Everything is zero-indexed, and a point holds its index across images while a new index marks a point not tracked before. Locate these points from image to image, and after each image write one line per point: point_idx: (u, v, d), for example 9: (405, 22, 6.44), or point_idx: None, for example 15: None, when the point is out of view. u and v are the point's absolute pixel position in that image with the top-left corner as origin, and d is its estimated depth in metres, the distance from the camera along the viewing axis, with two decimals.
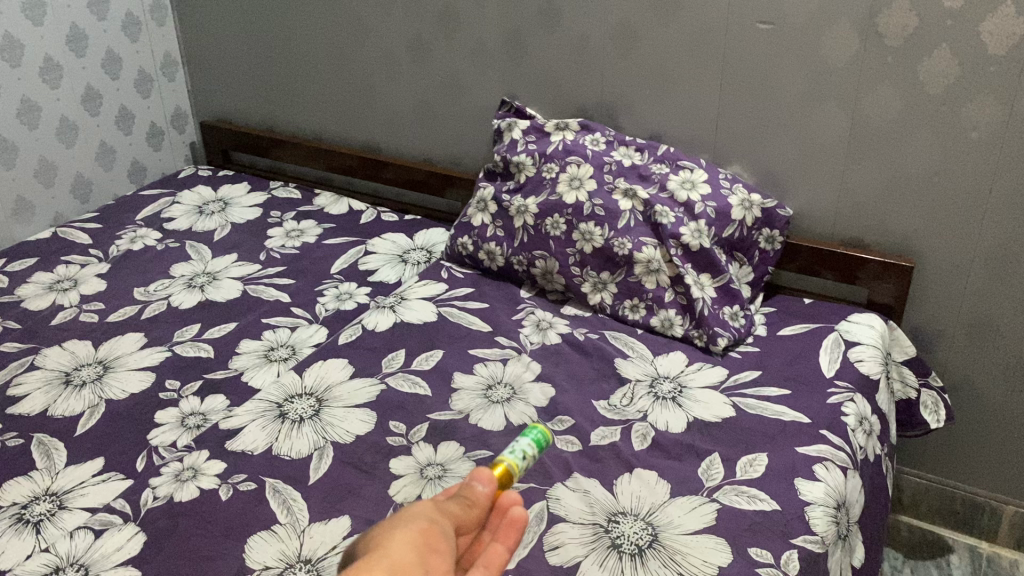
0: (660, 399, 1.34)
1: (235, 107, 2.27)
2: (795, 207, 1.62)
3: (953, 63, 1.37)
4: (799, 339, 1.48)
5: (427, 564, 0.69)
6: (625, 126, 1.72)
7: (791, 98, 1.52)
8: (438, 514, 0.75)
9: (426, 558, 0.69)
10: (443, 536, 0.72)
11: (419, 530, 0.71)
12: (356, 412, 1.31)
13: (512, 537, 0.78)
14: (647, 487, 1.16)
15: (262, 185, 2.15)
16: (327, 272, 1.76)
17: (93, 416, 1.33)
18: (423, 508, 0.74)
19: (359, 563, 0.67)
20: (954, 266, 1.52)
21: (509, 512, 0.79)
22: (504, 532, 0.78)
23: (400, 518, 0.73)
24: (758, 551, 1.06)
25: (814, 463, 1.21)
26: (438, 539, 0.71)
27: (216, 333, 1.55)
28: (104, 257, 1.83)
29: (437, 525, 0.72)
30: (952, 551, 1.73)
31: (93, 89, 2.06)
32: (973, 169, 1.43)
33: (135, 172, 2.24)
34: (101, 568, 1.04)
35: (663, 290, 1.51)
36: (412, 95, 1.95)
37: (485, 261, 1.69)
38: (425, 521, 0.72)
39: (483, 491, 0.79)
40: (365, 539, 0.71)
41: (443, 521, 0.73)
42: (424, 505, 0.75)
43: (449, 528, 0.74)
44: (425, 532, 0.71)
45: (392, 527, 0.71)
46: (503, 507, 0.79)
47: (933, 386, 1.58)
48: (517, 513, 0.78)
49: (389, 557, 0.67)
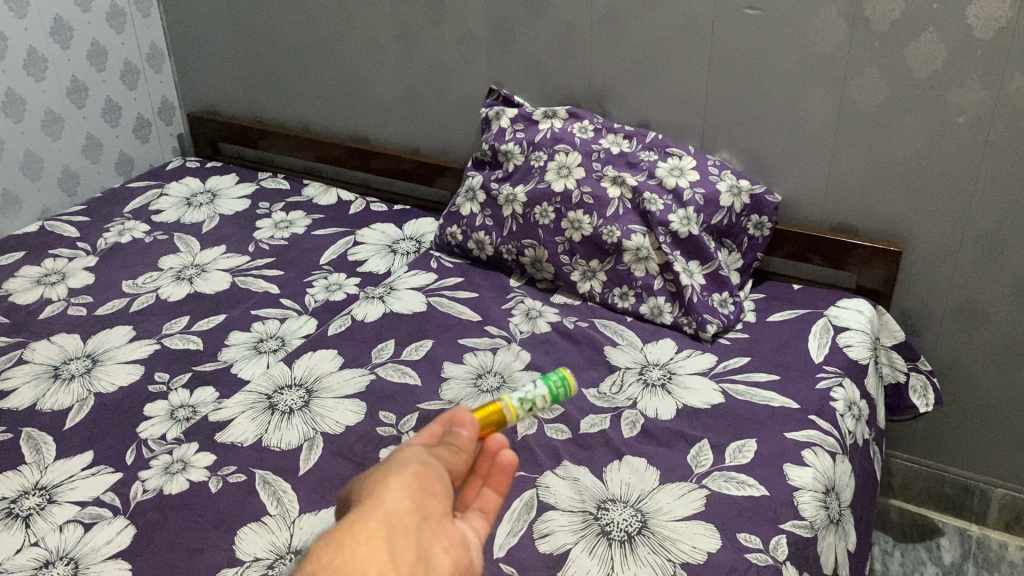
0: (649, 386, 1.34)
1: (222, 98, 2.26)
2: (783, 193, 1.62)
3: (940, 47, 1.36)
4: (788, 325, 1.48)
5: (424, 507, 0.69)
6: (613, 114, 1.71)
7: (779, 84, 1.52)
8: (429, 457, 0.74)
9: (422, 503, 0.69)
10: (436, 480, 0.72)
11: (412, 474, 0.70)
12: (345, 402, 1.31)
13: (502, 483, 0.80)
14: (636, 474, 1.16)
15: (251, 176, 2.14)
16: (316, 263, 1.75)
17: (81, 410, 1.33)
18: (413, 453, 0.74)
19: (356, 512, 0.66)
20: (942, 250, 1.53)
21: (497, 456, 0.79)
22: (495, 477, 0.80)
23: (391, 464, 0.72)
24: (747, 537, 1.06)
25: (803, 448, 1.21)
26: (433, 482, 0.71)
27: (205, 325, 1.55)
28: (92, 250, 1.82)
29: (429, 469, 0.72)
30: (942, 535, 1.74)
31: (79, 80, 2.04)
32: (961, 153, 1.43)
33: (123, 164, 2.23)
34: (91, 562, 1.04)
35: (652, 278, 1.51)
36: (399, 84, 1.94)
37: (474, 250, 1.68)
38: (418, 465, 0.72)
39: (468, 435, 0.78)
40: (358, 486, 0.71)
41: (434, 465, 0.73)
42: (413, 450, 0.75)
43: (442, 471, 0.73)
44: (419, 476, 0.71)
45: (384, 473, 0.71)
46: (490, 452, 0.80)
47: (922, 369, 1.58)
48: (505, 458, 0.80)
49: (386, 504, 0.67)
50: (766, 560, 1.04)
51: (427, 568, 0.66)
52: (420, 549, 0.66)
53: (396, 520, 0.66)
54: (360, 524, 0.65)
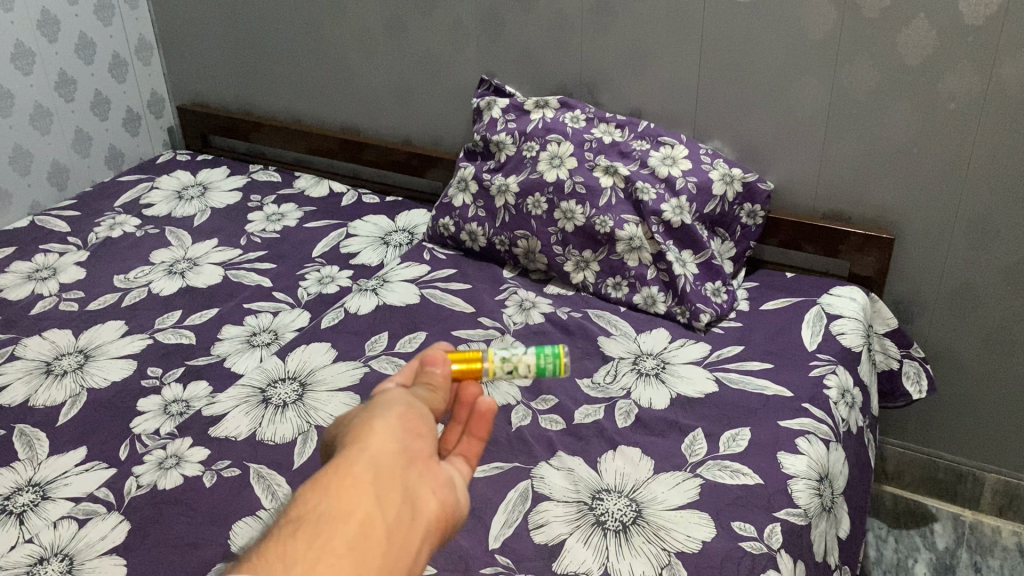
0: (643, 376, 1.34)
1: (212, 90, 2.25)
2: (776, 181, 1.62)
3: (931, 33, 1.36)
4: (781, 313, 1.48)
5: (410, 450, 0.68)
6: (605, 103, 1.71)
7: (770, 72, 1.51)
8: (409, 400, 0.73)
9: (407, 445, 0.68)
10: (418, 423, 0.71)
11: (396, 418, 0.69)
12: (340, 395, 1.31)
13: (483, 428, 0.78)
14: (630, 464, 1.16)
15: (242, 168, 2.13)
16: (309, 256, 1.75)
17: (74, 405, 1.32)
18: (394, 397, 0.73)
19: (339, 457, 0.65)
20: (935, 237, 1.53)
21: (476, 401, 0.79)
22: (475, 425, 0.79)
23: (373, 408, 0.71)
24: (741, 525, 1.06)
25: (798, 436, 1.21)
26: (416, 424, 0.71)
27: (198, 319, 1.54)
28: (83, 245, 1.81)
29: (411, 411, 0.71)
30: (935, 520, 1.75)
31: (67, 74, 2.03)
32: (952, 139, 1.43)
33: (113, 158, 2.22)
34: (85, 558, 1.04)
35: (645, 268, 1.51)
36: (390, 75, 1.93)
37: (467, 242, 1.68)
38: (400, 408, 0.71)
39: (442, 373, 0.78)
40: (340, 433, 0.69)
41: (417, 407, 0.72)
42: (392, 393, 0.74)
43: (424, 412, 0.73)
44: (401, 419, 0.70)
45: (365, 417, 0.69)
46: (467, 399, 0.80)
47: (915, 357, 1.59)
48: (484, 404, 0.78)
49: (371, 448, 0.66)
50: (761, 548, 1.04)
51: (415, 510, 0.65)
52: (408, 492, 0.66)
53: (381, 463, 0.65)
54: (345, 470, 0.64)
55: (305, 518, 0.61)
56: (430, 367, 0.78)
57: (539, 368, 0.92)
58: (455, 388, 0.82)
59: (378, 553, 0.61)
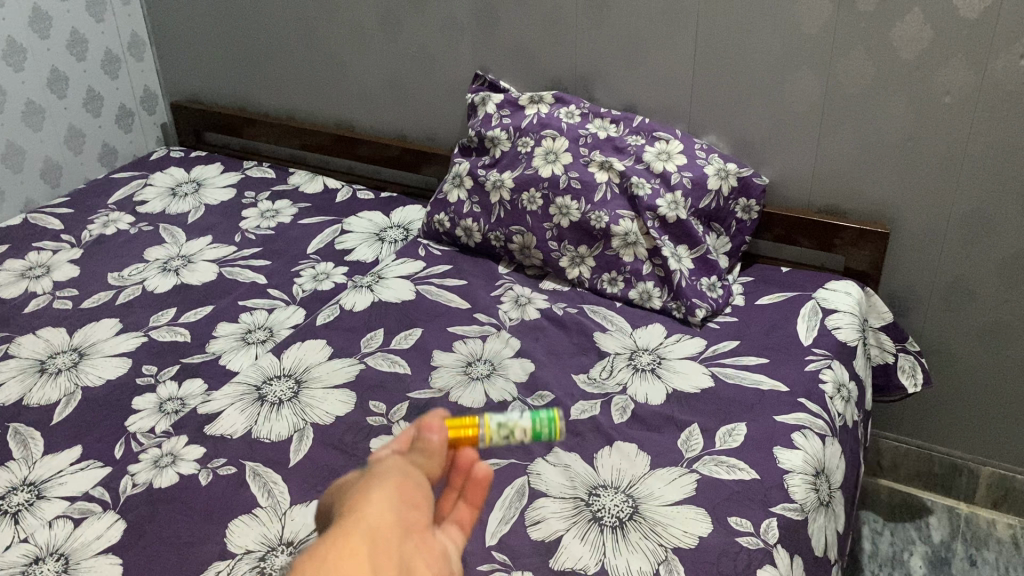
0: (639, 371, 1.34)
1: (206, 86, 2.24)
2: (771, 175, 1.62)
3: (926, 27, 1.36)
4: (777, 308, 1.48)
5: (407, 521, 0.68)
6: (600, 98, 1.70)
7: (766, 67, 1.51)
8: (407, 470, 0.74)
9: (404, 516, 0.68)
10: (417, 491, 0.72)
11: (393, 488, 0.70)
12: (336, 392, 1.30)
13: (477, 495, 0.79)
14: (627, 459, 1.16)
15: (236, 164, 2.13)
16: (303, 253, 1.74)
17: (69, 404, 1.32)
18: (391, 466, 0.74)
19: (339, 525, 0.66)
20: (930, 231, 1.53)
21: (471, 468, 0.80)
22: (470, 491, 0.79)
23: (370, 478, 0.71)
24: (738, 520, 1.07)
25: (794, 431, 1.21)
26: (413, 493, 0.71)
27: (193, 316, 1.54)
28: (77, 242, 1.81)
29: (408, 481, 0.72)
30: (930, 513, 1.76)
31: (59, 71, 2.02)
32: (948, 133, 1.43)
33: (106, 154, 2.21)
34: (81, 557, 1.04)
35: (641, 263, 1.50)
36: (384, 70, 1.93)
37: (462, 238, 1.68)
38: (398, 478, 0.72)
39: (439, 439, 0.78)
40: (338, 501, 0.70)
41: (413, 476, 0.73)
42: (388, 462, 0.74)
43: (420, 481, 0.74)
44: (399, 487, 0.71)
45: (363, 486, 0.70)
46: (463, 466, 0.80)
47: (910, 350, 1.58)
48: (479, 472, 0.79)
49: (371, 518, 0.66)
50: (757, 543, 1.04)
51: None
52: (405, 563, 0.66)
53: (380, 535, 0.65)
54: (344, 539, 0.64)
55: None
56: (428, 434, 0.78)
57: (534, 433, 0.93)
58: (451, 454, 0.81)
59: None
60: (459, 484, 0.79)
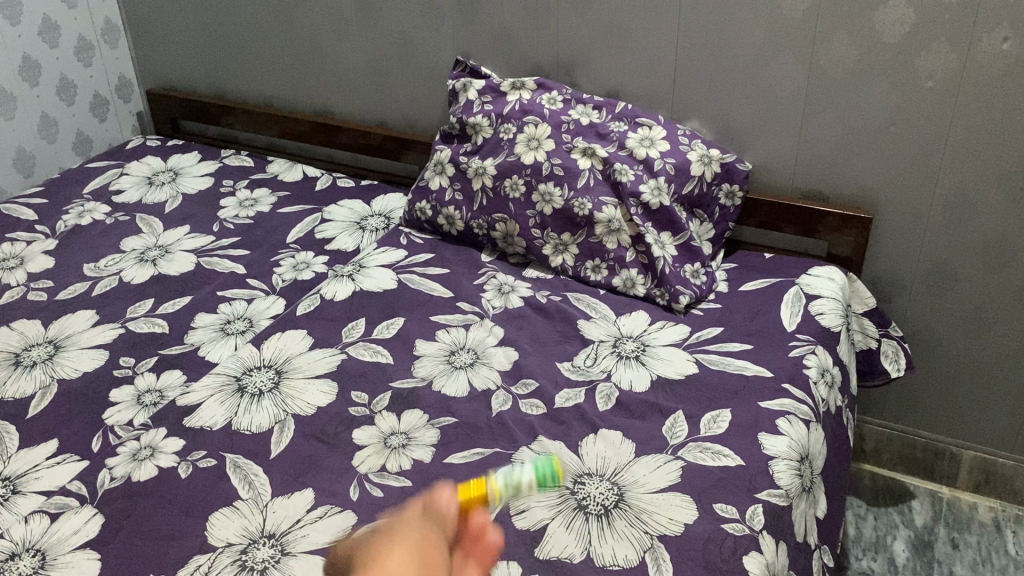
0: (623, 358, 1.34)
1: (182, 74, 2.21)
2: (754, 161, 1.62)
3: (908, 11, 1.35)
4: (761, 294, 1.48)
5: None
6: (582, 84, 1.69)
7: (749, 51, 1.50)
8: (430, 530, 1.01)
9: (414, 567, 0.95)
10: (436, 561, 0.97)
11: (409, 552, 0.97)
12: (317, 383, 1.29)
13: (487, 559, 0.99)
14: (611, 447, 1.16)
15: (214, 153, 2.10)
16: (283, 242, 1.72)
17: (45, 397, 1.30)
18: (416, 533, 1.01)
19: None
20: (913, 215, 1.53)
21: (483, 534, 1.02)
22: (478, 553, 1.00)
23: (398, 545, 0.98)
24: (723, 507, 1.06)
25: (777, 417, 1.21)
26: (431, 549, 0.98)
27: (170, 307, 1.51)
28: (51, 233, 1.77)
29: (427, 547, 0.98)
30: (913, 498, 1.77)
31: (31, 58, 1.97)
32: (930, 118, 1.43)
33: (80, 143, 2.17)
34: (59, 552, 1.02)
35: (624, 250, 1.50)
36: (363, 56, 1.90)
37: (444, 226, 1.66)
38: (417, 539, 1.00)
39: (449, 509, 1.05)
40: (365, 552, 0.99)
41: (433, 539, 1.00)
42: (412, 519, 1.04)
43: (442, 539, 1.01)
44: (420, 547, 0.98)
45: (391, 539, 1.00)
46: (473, 531, 1.02)
47: (893, 335, 1.59)
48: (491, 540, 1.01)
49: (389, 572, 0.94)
50: (743, 530, 1.04)
51: None
52: None
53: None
54: None
55: None
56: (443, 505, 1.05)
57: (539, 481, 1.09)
58: (466, 520, 1.05)
59: None
60: (465, 549, 1.00)
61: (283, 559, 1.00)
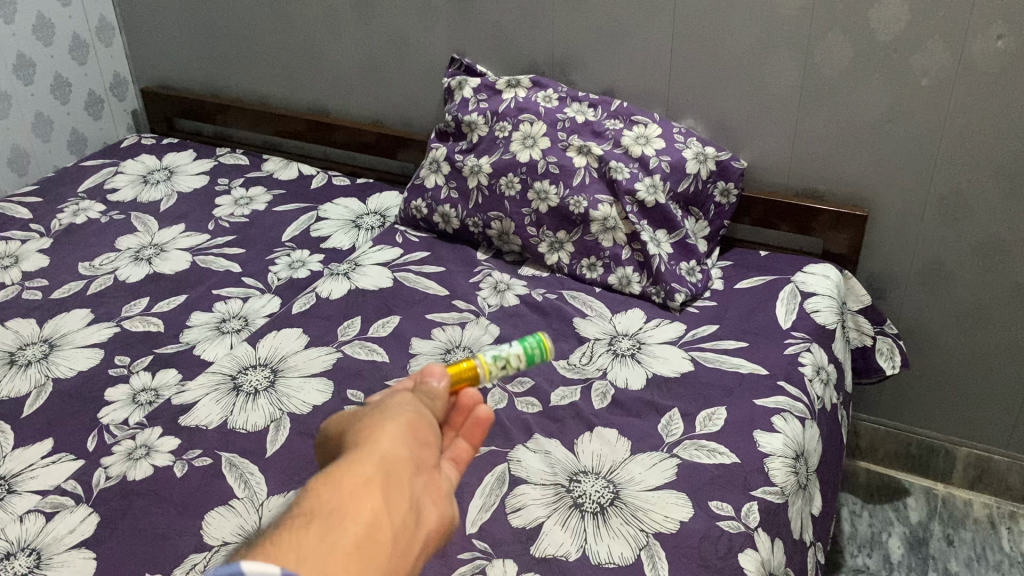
0: (619, 356, 1.34)
1: (177, 72, 2.20)
2: (750, 159, 1.62)
3: (903, 9, 1.36)
4: (756, 291, 1.48)
5: (418, 458, 0.70)
6: (577, 82, 1.69)
7: (744, 49, 1.50)
8: (420, 408, 0.76)
9: (416, 452, 0.70)
10: (426, 438, 0.73)
11: (404, 424, 0.72)
12: (312, 381, 1.29)
13: (476, 436, 0.80)
14: (607, 445, 1.16)
15: (209, 152, 2.09)
16: (278, 241, 1.72)
17: (40, 396, 1.29)
18: (404, 405, 0.75)
19: (349, 457, 0.67)
20: (908, 213, 1.53)
21: (472, 409, 0.81)
22: (469, 431, 0.80)
23: (385, 411, 0.74)
24: (718, 504, 1.06)
25: (773, 415, 1.21)
26: (423, 431, 0.73)
27: (166, 306, 1.51)
28: (46, 231, 1.77)
29: (421, 419, 0.74)
30: (908, 494, 1.77)
31: (25, 56, 1.97)
32: (925, 116, 1.43)
33: (75, 141, 2.17)
34: (54, 552, 1.02)
35: (620, 248, 1.50)
36: (358, 54, 1.90)
37: (440, 224, 1.66)
38: (408, 413, 0.73)
39: (440, 385, 0.79)
40: (351, 429, 0.72)
41: (424, 416, 0.75)
42: (400, 396, 0.78)
43: (432, 419, 0.76)
44: (409, 423, 0.73)
45: (380, 409, 0.74)
46: (465, 405, 0.81)
47: (888, 333, 1.59)
48: (481, 413, 0.80)
49: (383, 448, 0.68)
50: (738, 527, 1.04)
51: (418, 520, 0.67)
52: (414, 501, 0.67)
53: (390, 462, 0.67)
54: (352, 466, 0.65)
55: (316, 512, 0.61)
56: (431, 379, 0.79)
57: None
58: (454, 397, 0.83)
59: (381, 556, 0.61)
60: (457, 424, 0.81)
61: None
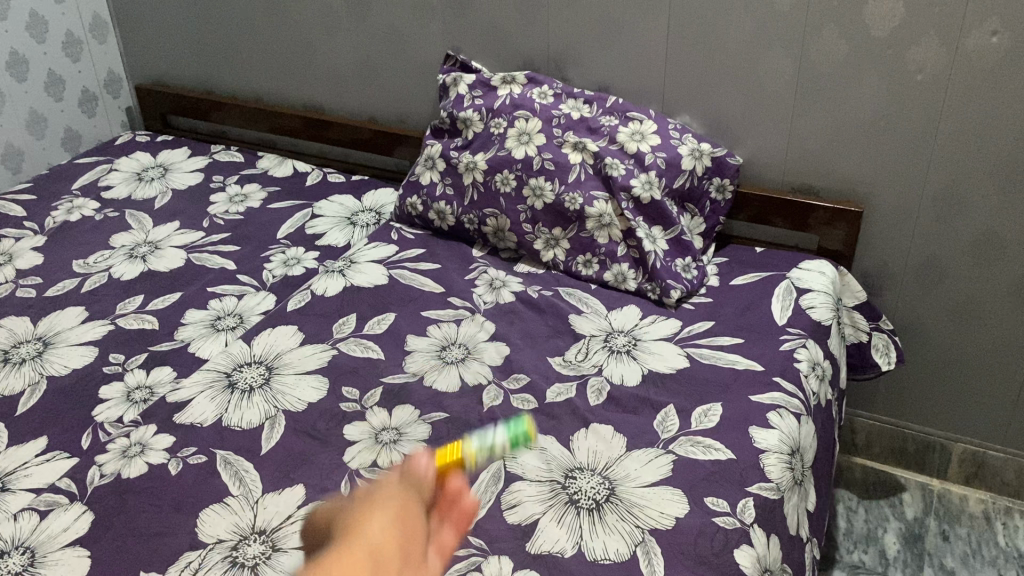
0: (614, 353, 1.33)
1: (172, 69, 2.20)
2: (745, 155, 1.62)
3: (898, 5, 1.35)
4: (752, 288, 1.48)
5: (404, 540, 0.83)
6: (572, 78, 1.69)
7: (739, 45, 1.50)
8: (407, 496, 0.91)
9: (403, 543, 0.83)
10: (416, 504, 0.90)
11: (392, 516, 0.85)
12: (307, 378, 1.29)
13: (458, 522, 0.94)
14: (603, 442, 1.16)
15: (204, 149, 2.09)
16: (273, 238, 1.71)
17: (34, 394, 1.29)
18: (391, 501, 0.89)
19: (347, 539, 0.83)
20: (903, 209, 1.53)
21: (459, 498, 0.98)
22: (454, 518, 0.95)
23: (371, 512, 0.87)
24: (714, 500, 1.06)
25: (768, 411, 1.21)
26: (406, 522, 0.86)
27: (160, 304, 1.51)
28: (40, 229, 1.76)
29: (406, 511, 0.87)
30: (904, 490, 1.78)
31: (19, 53, 1.96)
32: (921, 111, 1.43)
33: (69, 139, 2.16)
34: (48, 550, 1.02)
35: (615, 244, 1.50)
36: (353, 51, 1.90)
37: (435, 221, 1.66)
38: (393, 507, 0.87)
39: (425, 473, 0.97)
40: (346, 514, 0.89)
41: (407, 509, 0.87)
42: (390, 485, 0.94)
43: (417, 505, 0.90)
44: (398, 514, 0.87)
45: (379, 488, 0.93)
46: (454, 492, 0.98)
47: (884, 329, 1.59)
48: (466, 508, 0.98)
49: (370, 539, 0.82)
50: (733, 523, 1.04)
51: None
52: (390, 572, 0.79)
53: (377, 553, 0.80)
54: (348, 555, 0.80)
55: None
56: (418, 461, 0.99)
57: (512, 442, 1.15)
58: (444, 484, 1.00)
59: None
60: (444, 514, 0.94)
61: (273, 555, 0.99)
